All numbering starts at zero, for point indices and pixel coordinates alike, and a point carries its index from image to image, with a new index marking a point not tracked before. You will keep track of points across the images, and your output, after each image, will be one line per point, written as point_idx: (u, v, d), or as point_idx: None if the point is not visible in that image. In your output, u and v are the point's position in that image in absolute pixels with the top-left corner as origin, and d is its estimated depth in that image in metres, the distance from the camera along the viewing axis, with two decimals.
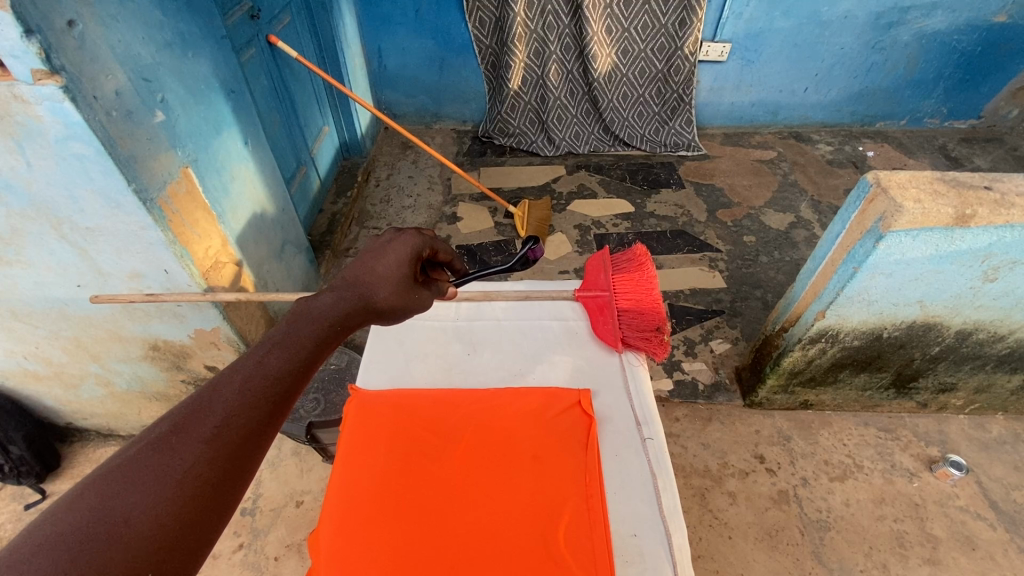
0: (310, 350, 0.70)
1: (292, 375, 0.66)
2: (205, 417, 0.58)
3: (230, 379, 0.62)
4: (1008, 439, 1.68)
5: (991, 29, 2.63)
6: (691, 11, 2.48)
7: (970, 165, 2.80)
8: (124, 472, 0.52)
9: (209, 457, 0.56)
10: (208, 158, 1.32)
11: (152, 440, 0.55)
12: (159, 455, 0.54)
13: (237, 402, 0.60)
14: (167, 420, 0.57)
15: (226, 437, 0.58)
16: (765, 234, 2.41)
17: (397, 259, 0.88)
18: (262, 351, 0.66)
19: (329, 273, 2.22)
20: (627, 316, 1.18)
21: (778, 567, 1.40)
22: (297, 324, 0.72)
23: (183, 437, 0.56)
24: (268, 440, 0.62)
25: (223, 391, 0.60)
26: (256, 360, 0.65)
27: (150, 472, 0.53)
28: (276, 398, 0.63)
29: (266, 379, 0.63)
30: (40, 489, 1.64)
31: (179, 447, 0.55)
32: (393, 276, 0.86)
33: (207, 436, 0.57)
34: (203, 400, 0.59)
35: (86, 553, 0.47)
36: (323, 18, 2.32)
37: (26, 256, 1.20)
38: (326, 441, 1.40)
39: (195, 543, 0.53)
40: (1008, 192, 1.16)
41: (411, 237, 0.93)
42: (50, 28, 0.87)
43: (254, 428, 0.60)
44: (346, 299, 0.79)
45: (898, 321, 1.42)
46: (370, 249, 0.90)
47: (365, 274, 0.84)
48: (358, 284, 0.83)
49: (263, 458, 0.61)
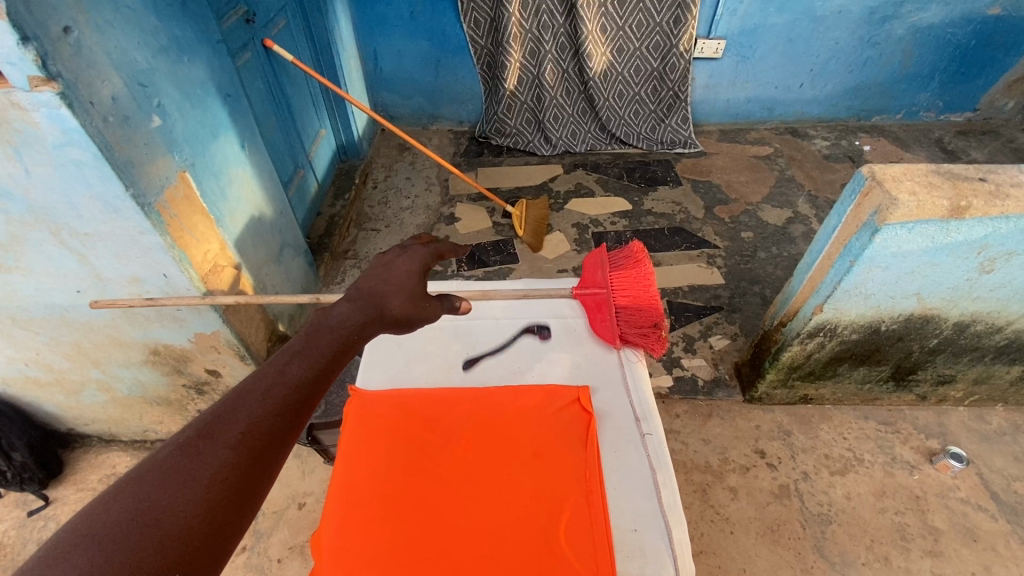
0: (328, 358, 0.70)
1: (311, 383, 0.66)
2: (231, 423, 0.59)
3: (253, 387, 0.63)
4: (1008, 430, 1.68)
5: (986, 22, 2.64)
6: (685, 8, 2.48)
7: (967, 158, 2.81)
8: (154, 476, 0.53)
9: (235, 462, 0.57)
10: (206, 162, 1.33)
11: (180, 445, 0.56)
12: (187, 459, 0.55)
13: (260, 409, 0.61)
14: (193, 426, 0.58)
15: (250, 441, 0.58)
16: (763, 230, 2.42)
17: (406, 271, 0.92)
18: (283, 361, 0.67)
19: (328, 276, 2.23)
20: (626, 312, 1.21)
21: (780, 561, 1.40)
22: (316, 334, 0.73)
23: (210, 442, 0.57)
24: (289, 446, 0.62)
25: (247, 400, 0.61)
26: (277, 369, 0.66)
27: (180, 475, 0.54)
28: (297, 405, 0.64)
29: (287, 387, 0.64)
30: (43, 495, 1.65)
31: (206, 451, 0.56)
32: (405, 286, 0.89)
33: (233, 442, 0.58)
34: (228, 407, 0.60)
35: (119, 552, 0.47)
36: (318, 21, 2.33)
37: (25, 263, 1.21)
38: (328, 442, 1.41)
39: (223, 543, 0.53)
40: (1002, 182, 1.17)
41: (418, 250, 0.99)
42: (46, 35, 0.88)
43: (275, 435, 0.61)
44: (362, 309, 0.81)
45: (896, 314, 1.42)
46: (379, 265, 0.93)
47: (379, 285, 0.87)
48: (372, 295, 0.85)
49: (284, 462, 0.61)
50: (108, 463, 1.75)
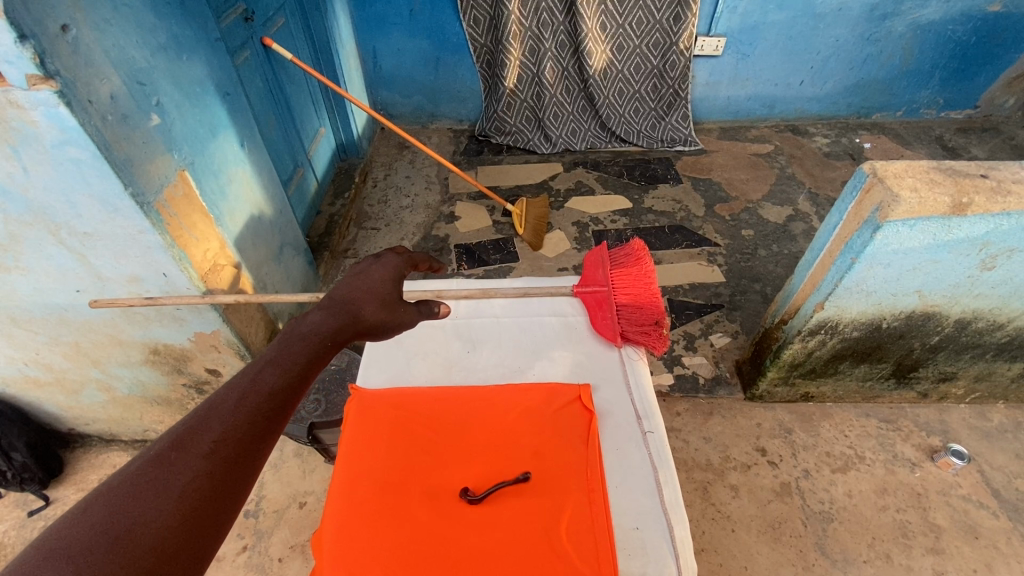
0: (301, 366, 0.70)
1: (284, 391, 0.66)
2: (203, 433, 0.58)
3: (227, 397, 0.62)
4: (1009, 428, 1.68)
5: (986, 19, 2.63)
6: (685, 5, 2.47)
7: (967, 155, 2.80)
8: (126, 488, 0.52)
9: (208, 470, 0.56)
10: (205, 161, 1.33)
11: (151, 457, 0.55)
12: (159, 470, 0.54)
13: (233, 418, 0.61)
14: (165, 438, 0.58)
15: (222, 451, 0.58)
16: (763, 227, 2.41)
17: (381, 278, 0.93)
18: (256, 369, 0.66)
19: (327, 275, 2.22)
20: (627, 310, 1.20)
21: (781, 559, 1.40)
22: (288, 341, 0.72)
23: (182, 453, 0.56)
24: (264, 453, 0.62)
25: (220, 409, 0.61)
26: (250, 378, 0.65)
27: (152, 486, 0.53)
28: (271, 413, 0.63)
29: (260, 396, 0.64)
30: (43, 495, 1.64)
31: (179, 462, 0.56)
32: (378, 293, 0.89)
33: (205, 452, 0.57)
34: (200, 418, 0.60)
35: (90, 565, 0.47)
36: (317, 19, 2.32)
37: (24, 262, 1.20)
38: (328, 441, 1.41)
39: (198, 551, 0.52)
40: (1004, 179, 1.16)
41: (391, 259, 0.98)
42: (44, 33, 0.87)
43: (248, 444, 0.60)
44: (335, 316, 0.81)
45: (897, 311, 1.42)
46: (352, 272, 0.93)
47: (352, 293, 0.87)
48: (345, 302, 0.85)
49: (260, 469, 0.61)
50: (109, 463, 1.75)
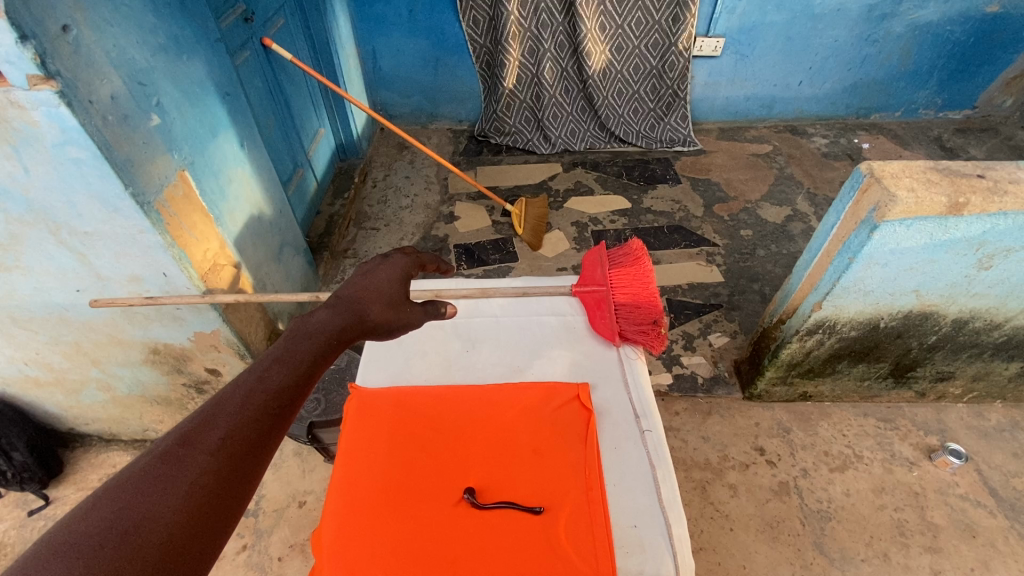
0: (308, 364, 0.71)
1: (290, 389, 0.67)
2: (210, 429, 0.59)
3: (232, 394, 0.63)
4: (1007, 426, 1.69)
5: (984, 19, 2.64)
6: (683, 7, 2.49)
7: (966, 155, 2.81)
8: (134, 484, 0.53)
9: (214, 468, 0.57)
10: (205, 162, 1.33)
11: (158, 454, 0.56)
12: (166, 466, 0.55)
13: (239, 415, 0.61)
14: (172, 435, 0.58)
15: (229, 447, 0.59)
16: (762, 227, 2.42)
17: (387, 278, 0.93)
18: (262, 367, 0.67)
19: (327, 274, 2.23)
20: (624, 309, 1.21)
21: (780, 558, 1.40)
22: (295, 340, 0.73)
23: (190, 449, 0.57)
24: (270, 450, 0.63)
25: (226, 405, 0.61)
26: (257, 376, 0.66)
27: (160, 482, 0.54)
28: (277, 411, 0.64)
29: (267, 393, 0.64)
30: (43, 495, 1.65)
31: (186, 459, 0.56)
32: (383, 293, 0.90)
33: (212, 448, 0.58)
34: (207, 414, 0.60)
35: (98, 559, 0.47)
36: (317, 20, 2.33)
37: (24, 262, 1.21)
38: (328, 441, 1.42)
39: (204, 547, 0.53)
40: (1000, 179, 1.17)
41: (399, 259, 0.98)
42: (44, 33, 0.87)
43: (254, 441, 0.61)
44: (341, 315, 0.81)
45: (895, 311, 1.43)
46: (359, 272, 0.94)
47: (357, 292, 0.88)
48: (351, 301, 0.86)
49: (266, 467, 0.61)
50: (108, 463, 1.75)
